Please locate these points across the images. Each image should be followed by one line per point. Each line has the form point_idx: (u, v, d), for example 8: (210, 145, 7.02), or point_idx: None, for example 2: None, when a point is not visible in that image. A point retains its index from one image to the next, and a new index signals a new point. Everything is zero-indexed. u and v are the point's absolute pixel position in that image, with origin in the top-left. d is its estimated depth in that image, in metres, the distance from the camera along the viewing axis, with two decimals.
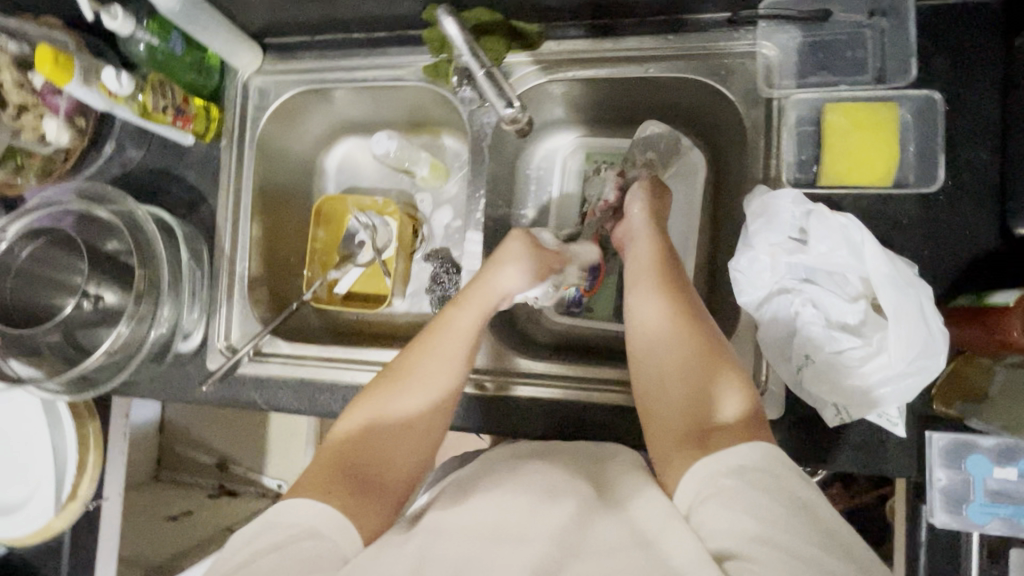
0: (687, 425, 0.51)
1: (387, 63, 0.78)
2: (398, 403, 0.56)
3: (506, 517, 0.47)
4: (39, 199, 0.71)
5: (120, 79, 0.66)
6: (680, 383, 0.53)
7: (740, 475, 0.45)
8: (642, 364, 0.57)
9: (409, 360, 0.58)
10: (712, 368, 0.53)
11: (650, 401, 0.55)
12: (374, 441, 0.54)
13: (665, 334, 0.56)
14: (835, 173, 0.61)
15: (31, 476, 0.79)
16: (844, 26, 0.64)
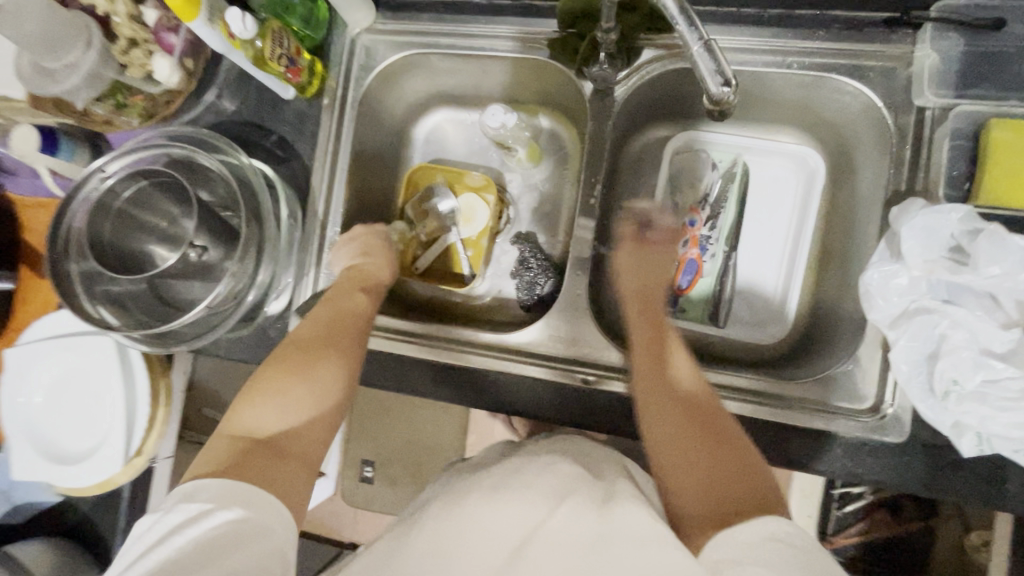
0: (721, 493, 0.46)
1: (505, 33, 0.75)
2: (291, 380, 0.54)
3: (524, 522, 0.44)
4: (140, 141, 0.68)
5: (244, 22, 0.62)
6: (704, 451, 0.48)
7: (770, 542, 0.40)
8: (653, 420, 0.52)
9: (309, 346, 0.57)
10: (736, 441, 0.49)
11: (666, 464, 0.49)
12: (256, 414, 0.52)
13: (684, 399, 0.52)
14: (995, 191, 0.58)
15: (96, 430, 0.76)
16: (1015, 38, 0.60)
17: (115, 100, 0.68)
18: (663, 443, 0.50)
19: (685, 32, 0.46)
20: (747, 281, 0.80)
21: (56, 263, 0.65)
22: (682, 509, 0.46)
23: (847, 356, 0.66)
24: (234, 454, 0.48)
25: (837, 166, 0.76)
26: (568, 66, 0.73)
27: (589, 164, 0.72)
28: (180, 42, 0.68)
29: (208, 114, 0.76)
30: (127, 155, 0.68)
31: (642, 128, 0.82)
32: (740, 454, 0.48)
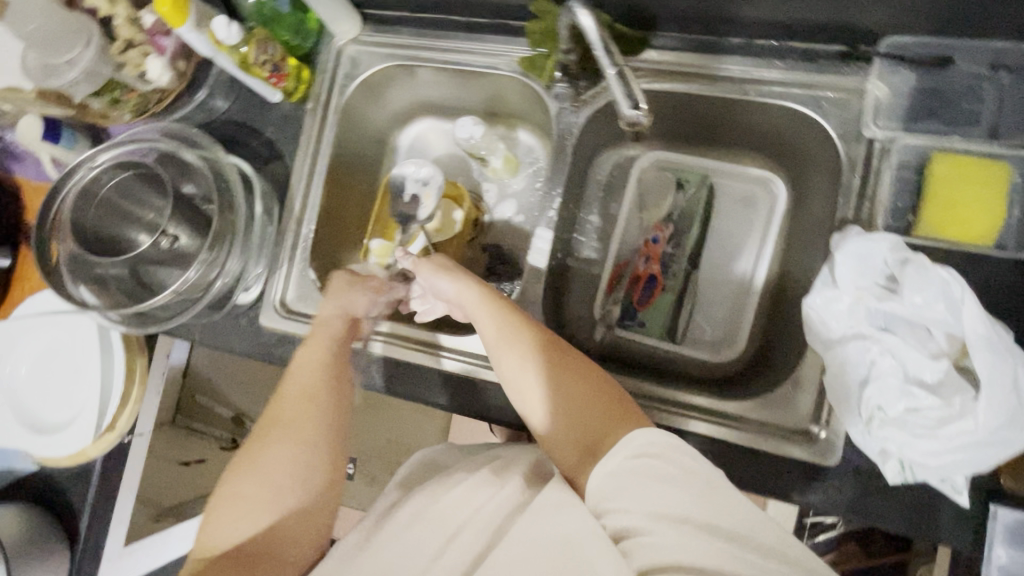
0: (586, 425, 0.52)
1: (481, 49, 0.78)
2: (258, 477, 0.54)
3: (462, 509, 0.51)
4: (128, 135, 0.73)
5: (229, 30, 0.67)
6: (558, 390, 0.53)
7: (643, 459, 0.47)
8: (510, 372, 0.56)
9: (277, 431, 0.56)
10: (589, 370, 0.55)
11: (534, 412, 0.54)
12: (229, 520, 0.53)
13: (535, 342, 0.56)
14: (932, 225, 0.60)
15: (73, 403, 0.80)
16: (966, 75, 0.61)
17: (111, 95, 0.73)
18: (529, 392, 0.55)
19: (601, 57, 0.52)
20: (708, 300, 0.81)
21: (43, 243, 0.70)
22: (560, 452, 0.53)
23: (789, 378, 0.67)
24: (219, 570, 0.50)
25: (798, 192, 0.77)
26: (538, 83, 0.76)
27: (550, 179, 0.75)
28: (172, 45, 0.73)
29: (199, 113, 0.81)
30: (116, 147, 0.73)
31: (611, 146, 0.84)
32: (592, 380, 0.54)
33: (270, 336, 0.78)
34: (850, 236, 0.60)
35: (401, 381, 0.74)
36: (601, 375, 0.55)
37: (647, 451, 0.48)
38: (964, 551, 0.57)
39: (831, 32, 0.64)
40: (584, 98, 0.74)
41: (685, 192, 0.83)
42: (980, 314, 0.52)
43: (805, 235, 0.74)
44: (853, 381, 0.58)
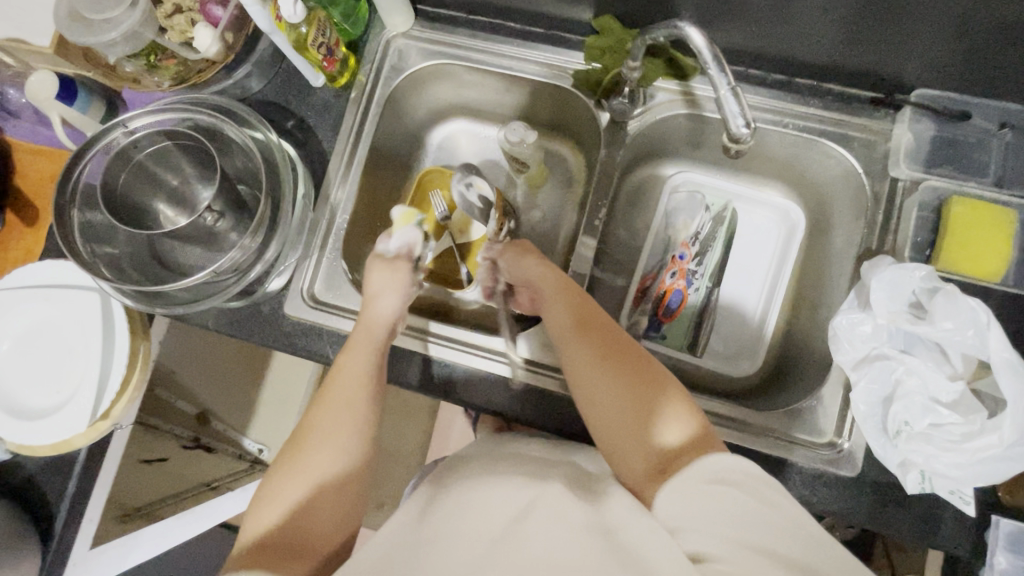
0: (656, 438, 0.50)
1: (533, 57, 0.80)
2: (304, 467, 0.53)
3: (511, 505, 0.46)
4: (171, 103, 0.70)
5: (295, 8, 0.66)
6: (632, 396, 0.52)
7: (720, 485, 0.45)
8: (581, 372, 0.55)
9: (321, 423, 0.55)
10: (665, 382, 0.53)
11: (601, 414, 0.53)
12: (270, 507, 0.51)
13: (613, 347, 0.56)
14: (950, 260, 0.66)
15: (65, 385, 0.73)
16: (976, 130, 0.69)
17: (148, 60, 0.72)
18: (596, 394, 0.53)
19: (716, 75, 0.55)
20: (728, 318, 0.85)
21: (62, 207, 0.67)
22: (623, 459, 0.51)
23: (812, 394, 0.71)
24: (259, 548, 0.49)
25: (816, 222, 0.83)
26: (588, 96, 0.79)
27: (597, 188, 0.77)
28: (225, 16, 0.70)
29: (234, 89, 0.78)
30: (156, 113, 0.70)
31: (645, 163, 0.88)
32: (667, 393, 0.52)
33: (294, 326, 0.74)
34: (885, 264, 0.65)
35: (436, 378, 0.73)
36: (677, 390, 0.53)
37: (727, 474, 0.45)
38: (965, 557, 0.62)
39: (866, 79, 0.71)
40: (633, 115, 0.77)
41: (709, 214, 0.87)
42: (1003, 339, 0.56)
43: (823, 262, 0.80)
44: (875, 398, 0.63)
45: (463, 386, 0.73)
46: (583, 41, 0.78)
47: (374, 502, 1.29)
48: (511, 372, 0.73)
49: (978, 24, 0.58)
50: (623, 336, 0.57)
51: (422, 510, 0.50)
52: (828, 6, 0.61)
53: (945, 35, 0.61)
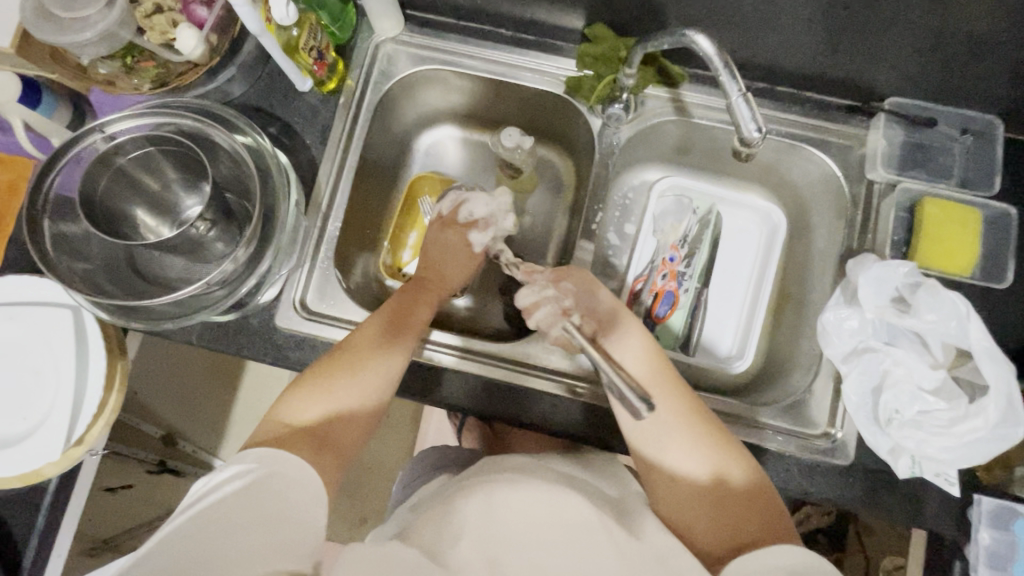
0: (741, 521, 0.51)
1: (525, 63, 0.80)
2: (345, 369, 0.59)
3: (551, 507, 0.51)
4: (157, 104, 0.68)
5: (286, 9, 0.63)
6: (718, 469, 0.53)
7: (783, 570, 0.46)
8: (668, 440, 0.55)
9: (360, 340, 0.61)
10: (746, 456, 0.55)
11: (680, 477, 0.54)
12: (306, 402, 0.56)
13: (703, 418, 0.56)
14: (927, 256, 0.70)
15: (34, 410, 0.67)
16: (943, 134, 0.74)
17: (124, 61, 0.68)
18: (679, 457, 0.54)
19: (727, 82, 0.56)
20: (717, 317, 0.87)
21: (33, 217, 0.63)
22: (702, 530, 0.52)
23: (803, 387, 0.74)
24: (281, 441, 0.53)
25: (796, 223, 0.87)
26: (581, 102, 0.80)
27: (593, 195, 0.78)
28: (210, 16, 0.68)
29: (215, 94, 0.75)
30: (142, 116, 0.67)
31: (633, 169, 0.90)
32: (748, 468, 0.54)
33: (287, 339, 0.70)
34: (867, 261, 0.69)
35: (435, 386, 0.73)
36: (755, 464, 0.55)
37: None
38: (951, 535, 0.65)
39: (842, 88, 0.75)
40: (626, 120, 0.79)
41: (694, 217, 0.88)
42: (984, 330, 0.62)
43: (805, 261, 0.83)
44: (866, 389, 0.66)
45: (463, 391, 0.72)
46: (574, 48, 0.79)
47: (356, 518, 1.26)
48: (477, 369, 0.73)
49: (948, 36, 0.63)
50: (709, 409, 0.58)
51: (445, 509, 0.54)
52: (812, 17, 0.65)
53: (918, 46, 0.65)
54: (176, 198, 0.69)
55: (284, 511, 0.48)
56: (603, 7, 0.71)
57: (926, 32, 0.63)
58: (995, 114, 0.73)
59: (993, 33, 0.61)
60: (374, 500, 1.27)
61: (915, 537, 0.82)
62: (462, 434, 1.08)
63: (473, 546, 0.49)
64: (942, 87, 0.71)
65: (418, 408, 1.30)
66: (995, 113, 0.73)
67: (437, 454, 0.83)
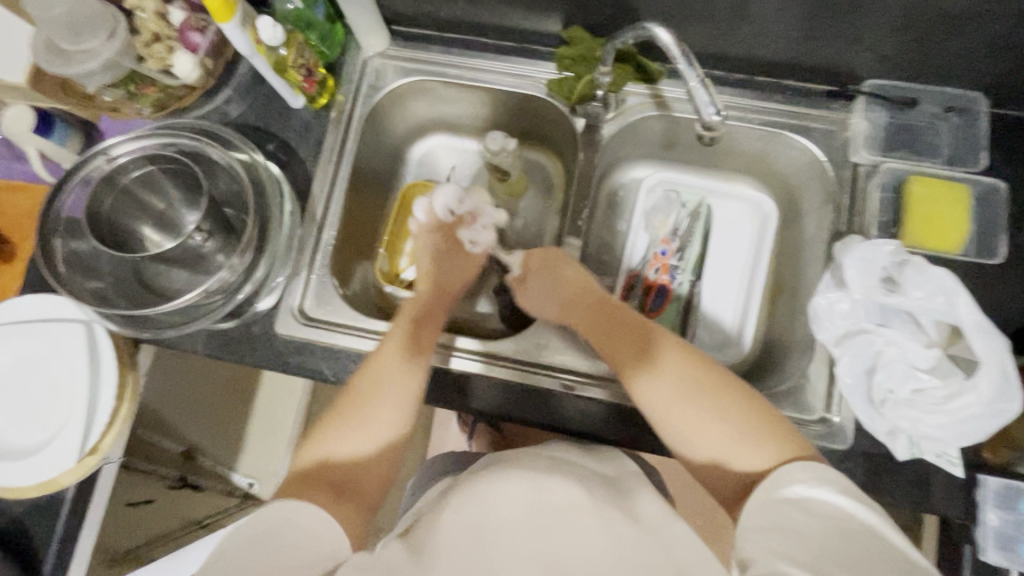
0: (755, 457, 0.52)
1: (508, 68, 0.83)
2: (353, 417, 0.59)
3: (550, 493, 0.48)
4: (159, 126, 0.73)
5: (274, 30, 0.68)
6: (728, 431, 0.53)
7: (796, 512, 0.46)
8: (679, 421, 0.56)
9: (365, 386, 0.61)
10: (768, 444, 0.52)
11: (695, 440, 0.55)
12: (316, 454, 0.56)
13: (725, 406, 0.55)
14: (914, 235, 0.70)
15: (52, 421, 0.71)
16: (924, 114, 0.75)
17: (127, 88, 0.74)
18: (688, 436, 0.55)
19: (686, 70, 0.59)
20: (712, 308, 0.86)
21: (46, 237, 0.68)
22: (718, 478, 0.54)
23: (800, 372, 0.73)
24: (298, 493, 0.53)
25: (788, 211, 0.86)
26: (563, 103, 0.82)
27: (578, 192, 0.80)
28: (204, 41, 0.73)
29: (212, 114, 0.79)
30: (146, 139, 0.72)
31: (623, 166, 0.91)
32: (767, 458, 0.51)
33: (286, 345, 0.73)
34: (855, 242, 0.69)
35: (435, 387, 0.74)
36: (781, 452, 0.51)
37: (816, 504, 0.46)
38: (959, 518, 0.64)
39: (821, 73, 0.76)
40: (607, 118, 0.80)
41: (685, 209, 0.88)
42: (971, 303, 0.61)
43: (796, 248, 0.83)
44: (865, 372, 0.66)
45: (462, 391, 0.74)
46: (554, 52, 0.82)
47: (370, 528, 1.27)
48: (487, 371, 0.75)
49: (917, 15, 0.63)
50: (743, 392, 0.56)
51: (441, 499, 0.52)
52: (781, 4, 0.66)
53: (890, 26, 0.66)
54: (175, 214, 0.72)
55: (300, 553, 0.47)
56: (577, 10, 0.74)
57: (896, 10, 0.64)
58: (978, 90, 0.72)
59: (962, 5, 0.61)
60: (387, 512, 1.27)
61: (929, 526, 0.79)
62: (472, 438, 1.09)
63: (460, 532, 0.46)
64: (917, 66, 0.71)
65: (429, 417, 1.32)
66: (977, 89, 0.72)
67: (441, 457, 0.84)
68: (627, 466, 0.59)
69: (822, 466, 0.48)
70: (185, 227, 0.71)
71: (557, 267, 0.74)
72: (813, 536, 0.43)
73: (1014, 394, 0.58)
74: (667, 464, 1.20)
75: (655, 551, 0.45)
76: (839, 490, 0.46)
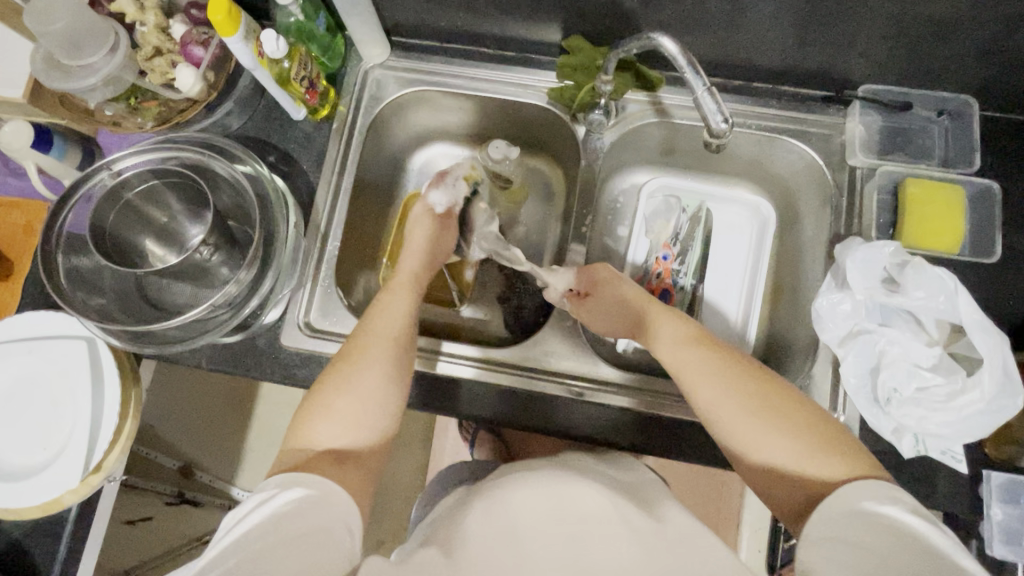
0: (826, 473, 0.49)
1: (509, 78, 0.83)
2: (341, 383, 0.58)
3: (573, 505, 0.47)
4: (161, 139, 0.72)
5: (276, 43, 0.68)
6: (799, 447, 0.51)
7: (863, 527, 0.44)
8: (743, 431, 0.54)
9: (357, 348, 0.61)
10: (836, 458, 0.50)
11: (761, 452, 0.52)
12: (313, 426, 0.55)
13: (793, 421, 0.53)
14: (913, 235, 0.71)
15: (53, 441, 0.70)
16: (917, 118, 0.76)
17: (128, 102, 0.73)
18: (752, 444, 0.53)
19: (692, 79, 0.59)
20: (713, 312, 0.87)
21: (47, 253, 0.67)
22: (779, 492, 0.51)
23: (804, 373, 0.74)
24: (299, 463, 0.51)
25: (785, 214, 0.87)
26: (563, 111, 0.83)
27: (581, 199, 0.81)
28: (206, 55, 0.72)
29: (214, 128, 0.78)
30: (148, 152, 0.72)
31: (623, 172, 0.91)
32: (839, 469, 0.49)
33: (293, 357, 0.72)
34: (857, 244, 0.70)
35: (444, 395, 0.74)
36: (848, 466, 0.49)
37: (885, 521, 0.44)
38: (965, 514, 0.65)
39: (816, 79, 0.77)
40: (608, 125, 0.81)
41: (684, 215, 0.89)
42: (973, 301, 0.62)
43: (794, 251, 0.84)
44: (869, 371, 0.67)
45: (471, 400, 0.74)
46: (554, 61, 0.83)
47: (373, 539, 1.26)
48: (493, 378, 0.74)
49: (911, 23, 0.65)
50: (807, 405, 0.55)
51: (461, 508, 0.52)
52: (778, 12, 0.67)
53: (884, 34, 0.67)
54: (178, 227, 0.71)
55: (309, 539, 0.44)
56: (576, 20, 0.75)
57: (890, 19, 0.65)
58: (969, 94, 0.74)
59: (953, 13, 0.63)
60: (390, 522, 1.26)
61: None
62: (474, 447, 1.09)
63: (489, 547, 0.45)
64: (910, 72, 0.73)
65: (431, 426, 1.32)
66: (969, 93, 0.74)
67: (448, 465, 0.84)
68: (645, 474, 0.59)
69: (887, 483, 0.47)
70: (189, 241, 0.71)
71: (614, 284, 0.74)
72: (873, 551, 0.43)
73: (1019, 393, 0.60)
74: (669, 466, 1.21)
75: (680, 557, 0.45)
76: (908, 510, 0.44)
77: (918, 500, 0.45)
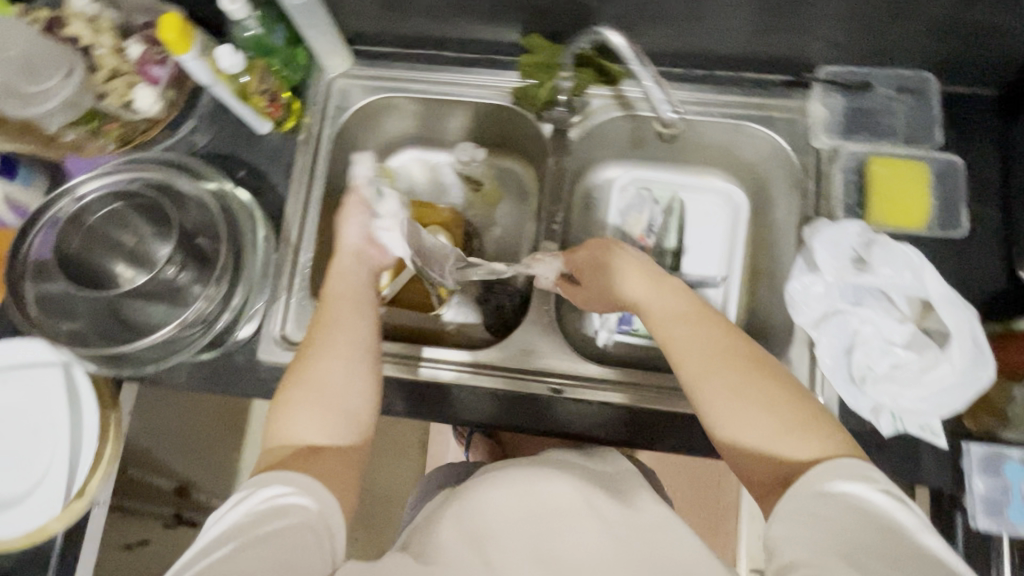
0: (801, 452, 0.48)
1: (473, 80, 0.83)
2: (301, 380, 0.55)
3: (544, 500, 0.47)
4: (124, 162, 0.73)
5: (232, 57, 0.68)
6: (777, 424, 0.49)
7: (833, 507, 0.44)
8: (718, 405, 0.51)
9: (319, 341, 0.58)
10: (811, 437, 0.49)
11: (738, 426, 0.51)
12: (286, 424, 0.53)
13: (771, 396, 0.51)
14: (880, 214, 0.72)
15: (34, 468, 0.69)
16: (881, 96, 0.76)
17: (89, 125, 0.73)
18: (727, 418, 0.51)
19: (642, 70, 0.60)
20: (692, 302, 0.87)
21: (16, 282, 0.68)
22: (752, 468, 0.50)
23: (783, 357, 0.74)
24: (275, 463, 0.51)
25: (758, 200, 0.87)
26: (529, 110, 0.83)
27: (552, 196, 0.81)
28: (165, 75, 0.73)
29: (179, 146, 0.78)
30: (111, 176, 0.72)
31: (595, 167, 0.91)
32: (814, 448, 0.48)
33: (270, 371, 0.72)
34: (828, 224, 0.70)
35: (425, 399, 0.74)
36: (823, 445, 0.48)
37: (855, 501, 0.44)
38: (947, 488, 0.64)
39: (776, 64, 0.78)
40: (573, 122, 0.82)
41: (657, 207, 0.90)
42: (938, 277, 0.63)
43: (769, 235, 0.84)
44: (845, 351, 0.67)
45: (452, 403, 0.74)
46: (516, 61, 0.83)
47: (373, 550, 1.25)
48: (474, 380, 0.74)
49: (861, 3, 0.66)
50: (788, 377, 0.52)
51: (438, 511, 0.52)
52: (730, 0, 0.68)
53: (836, 15, 0.68)
54: (145, 247, 0.71)
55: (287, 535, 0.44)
56: (534, 18, 0.75)
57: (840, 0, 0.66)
58: (929, 71, 0.75)
59: None
60: (388, 532, 1.26)
61: None
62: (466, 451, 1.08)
63: (461, 548, 0.45)
64: (868, 51, 0.73)
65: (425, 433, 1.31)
66: (928, 69, 0.75)
67: (436, 471, 0.83)
68: (624, 467, 0.58)
69: (858, 461, 0.46)
70: (155, 259, 0.71)
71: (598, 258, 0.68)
72: (840, 529, 0.42)
73: (990, 366, 0.60)
74: (665, 459, 1.21)
75: (653, 546, 0.45)
76: (877, 490, 0.44)
77: (889, 479, 0.45)
